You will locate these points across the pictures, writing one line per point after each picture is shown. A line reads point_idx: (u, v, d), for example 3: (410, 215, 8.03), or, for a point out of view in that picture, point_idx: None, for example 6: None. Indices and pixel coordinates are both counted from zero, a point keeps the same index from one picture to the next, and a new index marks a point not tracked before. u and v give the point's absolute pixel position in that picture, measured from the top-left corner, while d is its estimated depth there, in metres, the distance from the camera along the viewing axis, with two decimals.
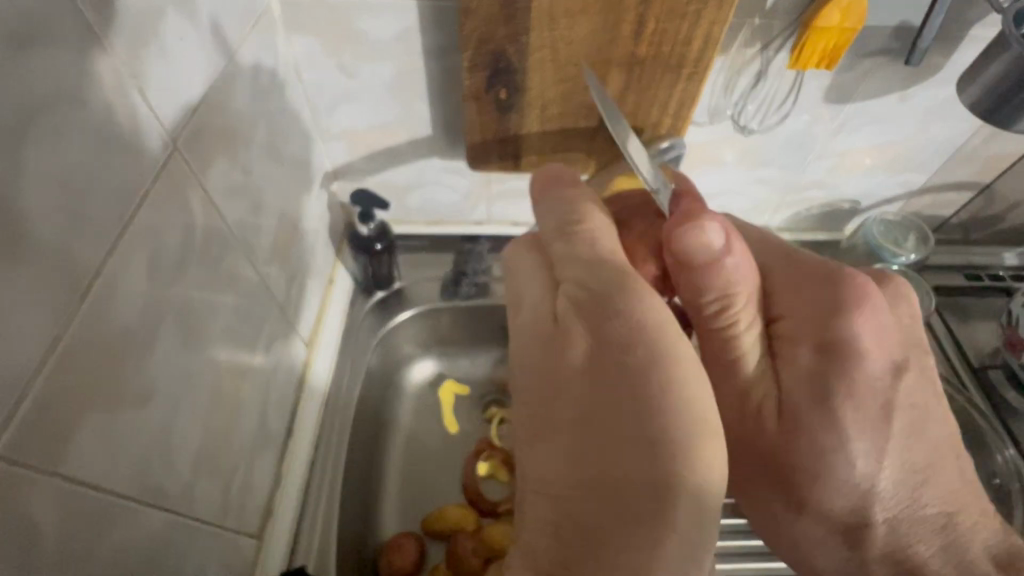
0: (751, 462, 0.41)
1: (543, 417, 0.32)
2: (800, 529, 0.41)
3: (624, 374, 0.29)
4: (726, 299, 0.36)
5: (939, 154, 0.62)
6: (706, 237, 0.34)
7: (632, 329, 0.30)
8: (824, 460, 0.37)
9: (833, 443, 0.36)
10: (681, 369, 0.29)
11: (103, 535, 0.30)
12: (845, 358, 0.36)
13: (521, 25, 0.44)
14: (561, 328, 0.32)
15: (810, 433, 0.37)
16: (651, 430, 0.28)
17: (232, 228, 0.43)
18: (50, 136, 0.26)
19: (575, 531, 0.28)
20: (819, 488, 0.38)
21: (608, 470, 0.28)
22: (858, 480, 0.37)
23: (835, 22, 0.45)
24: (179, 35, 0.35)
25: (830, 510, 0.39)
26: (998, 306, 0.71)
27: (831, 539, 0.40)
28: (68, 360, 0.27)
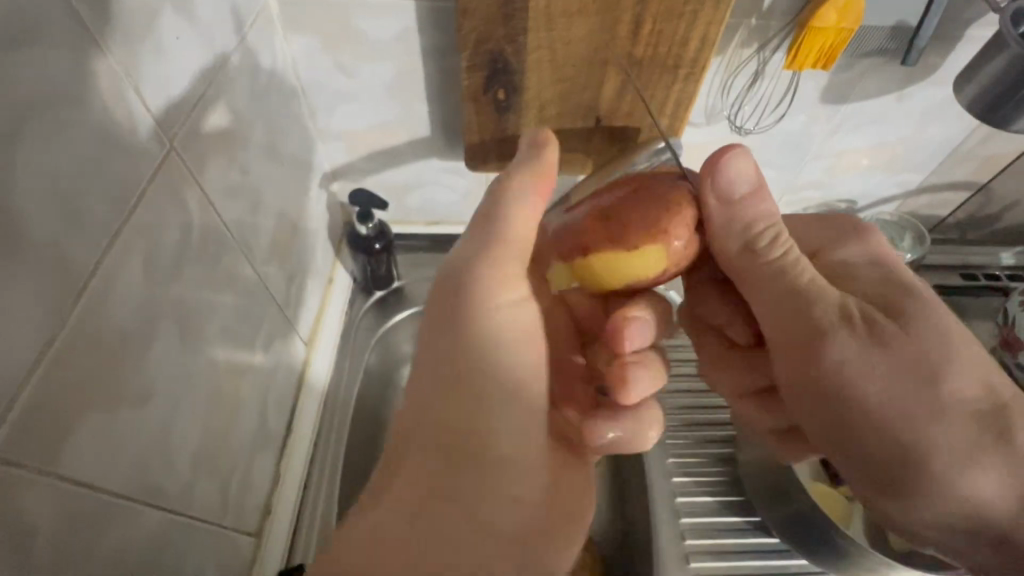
0: (878, 381, 0.37)
1: (416, 372, 0.42)
2: (938, 439, 0.37)
3: (467, 348, 0.40)
4: (774, 227, 0.37)
5: (936, 154, 0.62)
6: (740, 168, 0.35)
7: (468, 334, 0.40)
8: (940, 339, 0.37)
9: (938, 321, 0.38)
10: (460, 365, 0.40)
11: (99, 534, 0.30)
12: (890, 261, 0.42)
13: (519, 25, 0.44)
14: (445, 308, 0.41)
15: (915, 318, 0.38)
16: (481, 393, 0.39)
17: (231, 228, 0.43)
18: (44, 136, 0.26)
19: (437, 466, 0.38)
20: (945, 374, 0.37)
21: (457, 421, 0.39)
22: (974, 366, 0.38)
23: (832, 21, 0.45)
24: (175, 35, 0.35)
25: (959, 403, 0.37)
26: (995, 304, 0.71)
27: (972, 439, 0.37)
28: (64, 360, 0.27)
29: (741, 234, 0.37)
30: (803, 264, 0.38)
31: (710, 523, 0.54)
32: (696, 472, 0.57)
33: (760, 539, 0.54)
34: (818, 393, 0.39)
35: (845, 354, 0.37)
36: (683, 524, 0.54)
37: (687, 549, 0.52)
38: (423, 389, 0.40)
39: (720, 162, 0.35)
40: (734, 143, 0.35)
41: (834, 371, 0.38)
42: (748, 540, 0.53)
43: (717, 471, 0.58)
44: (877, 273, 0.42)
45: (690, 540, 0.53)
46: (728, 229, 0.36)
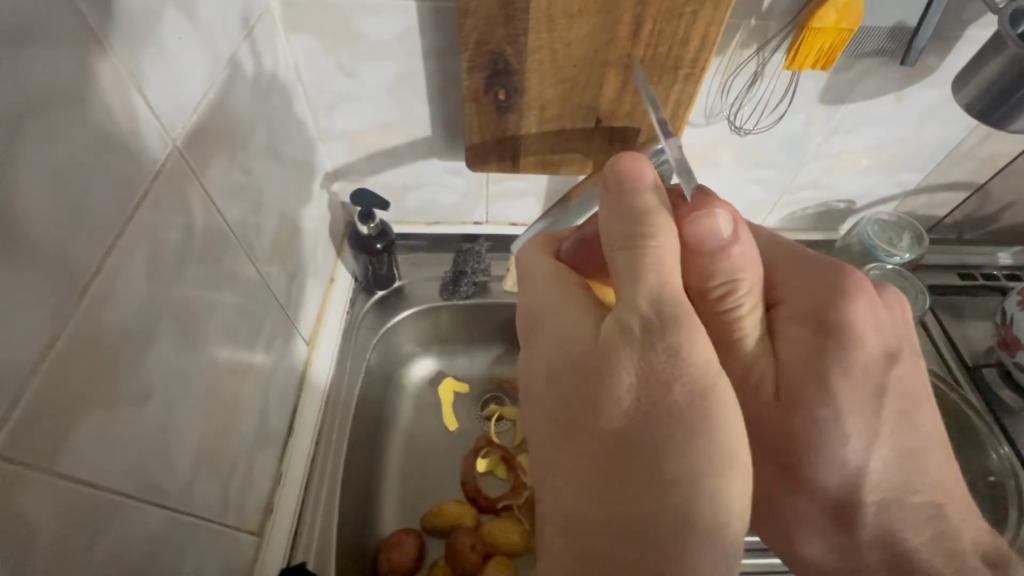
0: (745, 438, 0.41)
1: (562, 452, 0.31)
2: (790, 504, 0.41)
3: (665, 400, 0.28)
4: (732, 282, 0.34)
5: (934, 154, 0.63)
6: (712, 224, 0.33)
7: (665, 372, 0.28)
8: (817, 431, 0.37)
9: (827, 416, 0.36)
10: (660, 419, 0.28)
11: (101, 532, 0.31)
12: (840, 337, 0.36)
13: (519, 25, 0.44)
14: (599, 359, 0.30)
15: (808, 406, 0.37)
16: (692, 456, 0.28)
17: (232, 227, 0.43)
18: (45, 136, 0.26)
19: (608, 553, 0.28)
20: (813, 461, 0.38)
21: (655, 497, 0.28)
22: (857, 461, 0.38)
23: (831, 23, 0.45)
24: (176, 35, 0.35)
25: (821, 486, 0.39)
26: (993, 304, 0.71)
27: (815, 516, 0.41)
28: (66, 359, 0.27)
29: (694, 280, 0.35)
30: (744, 320, 0.36)
31: None
32: None
33: None
34: None
35: None
36: None
37: None
38: (596, 474, 0.29)
39: (691, 216, 0.34)
40: (709, 198, 0.34)
41: None
42: None
43: None
44: (817, 347, 0.36)
45: None
46: (688, 271, 0.35)
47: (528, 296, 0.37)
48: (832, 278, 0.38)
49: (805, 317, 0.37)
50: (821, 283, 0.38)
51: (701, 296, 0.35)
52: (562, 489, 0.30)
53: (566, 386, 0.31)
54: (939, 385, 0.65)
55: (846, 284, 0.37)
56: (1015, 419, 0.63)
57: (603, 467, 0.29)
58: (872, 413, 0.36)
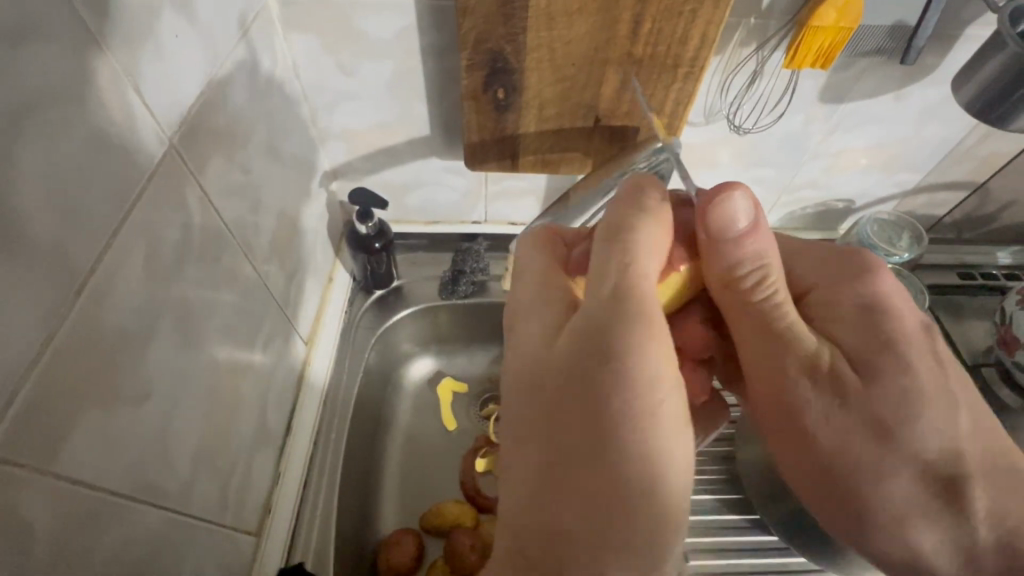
0: (836, 425, 0.39)
1: (517, 446, 0.34)
2: (884, 489, 0.39)
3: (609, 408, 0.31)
4: (762, 266, 0.37)
5: (934, 153, 0.63)
6: (736, 209, 0.36)
7: (605, 377, 0.31)
8: (903, 400, 0.38)
9: (908, 382, 0.38)
10: (597, 419, 0.31)
11: (99, 532, 0.30)
12: (882, 310, 0.39)
13: (519, 24, 0.44)
14: (562, 365, 0.33)
15: (888, 375, 0.38)
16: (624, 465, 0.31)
17: (230, 226, 0.43)
18: (39, 135, 0.25)
19: (545, 534, 0.31)
20: (909, 429, 0.38)
21: (588, 486, 0.31)
22: (940, 424, 0.38)
23: (831, 21, 0.45)
24: (174, 33, 0.34)
25: (916, 454, 0.38)
26: (991, 303, 0.71)
27: (914, 493, 0.39)
28: (64, 358, 0.27)
29: (722, 270, 0.38)
30: (786, 304, 0.38)
31: (708, 522, 0.54)
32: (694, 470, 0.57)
33: (756, 536, 0.54)
34: (781, 425, 0.41)
35: (806, 398, 0.39)
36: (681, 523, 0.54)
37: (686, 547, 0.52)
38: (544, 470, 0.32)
39: (711, 201, 0.36)
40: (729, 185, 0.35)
41: (793, 407, 0.39)
42: (744, 538, 0.54)
43: (716, 471, 0.58)
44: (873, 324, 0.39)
45: (690, 539, 0.53)
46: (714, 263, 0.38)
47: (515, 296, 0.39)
48: (850, 258, 0.42)
49: (849, 290, 0.41)
50: (839, 268, 0.42)
51: (734, 282, 0.38)
52: (513, 478, 0.34)
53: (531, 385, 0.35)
54: None
55: (866, 261, 0.41)
56: (1013, 419, 0.62)
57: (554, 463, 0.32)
58: (938, 373, 0.38)
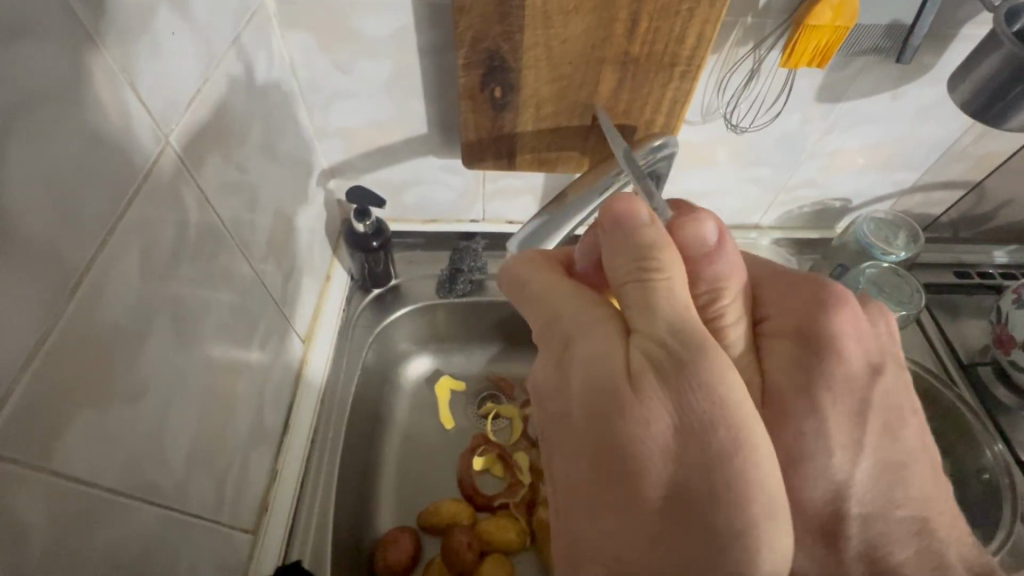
0: None
1: (597, 492, 0.29)
2: None
3: (708, 440, 0.27)
4: (717, 292, 0.35)
5: (931, 153, 0.63)
6: (691, 231, 0.34)
7: (704, 412, 0.27)
8: (800, 448, 0.35)
9: (814, 428, 0.35)
10: (701, 462, 0.27)
11: (94, 531, 0.30)
12: (820, 346, 0.35)
13: (515, 22, 0.44)
14: (628, 394, 0.28)
15: (792, 421, 0.35)
16: (741, 503, 0.26)
17: (226, 224, 0.43)
18: (36, 133, 0.25)
19: None
20: (800, 477, 0.35)
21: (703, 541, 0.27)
22: (839, 475, 0.35)
23: (827, 20, 0.45)
24: (169, 31, 0.34)
25: (808, 504, 0.36)
26: (987, 303, 0.72)
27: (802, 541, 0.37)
28: (61, 352, 0.27)
29: None
30: (728, 329, 0.36)
31: None
32: None
33: None
34: None
35: None
36: None
37: None
38: (641, 513, 0.28)
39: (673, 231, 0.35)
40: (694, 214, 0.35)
41: None
42: None
43: None
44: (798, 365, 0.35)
45: None
46: None
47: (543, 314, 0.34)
48: (811, 287, 0.37)
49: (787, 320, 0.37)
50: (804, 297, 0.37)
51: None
52: (597, 526, 0.29)
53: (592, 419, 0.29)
54: (935, 382, 0.64)
55: (830, 292, 0.37)
56: (1009, 417, 0.63)
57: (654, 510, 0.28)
58: (854, 424, 0.35)
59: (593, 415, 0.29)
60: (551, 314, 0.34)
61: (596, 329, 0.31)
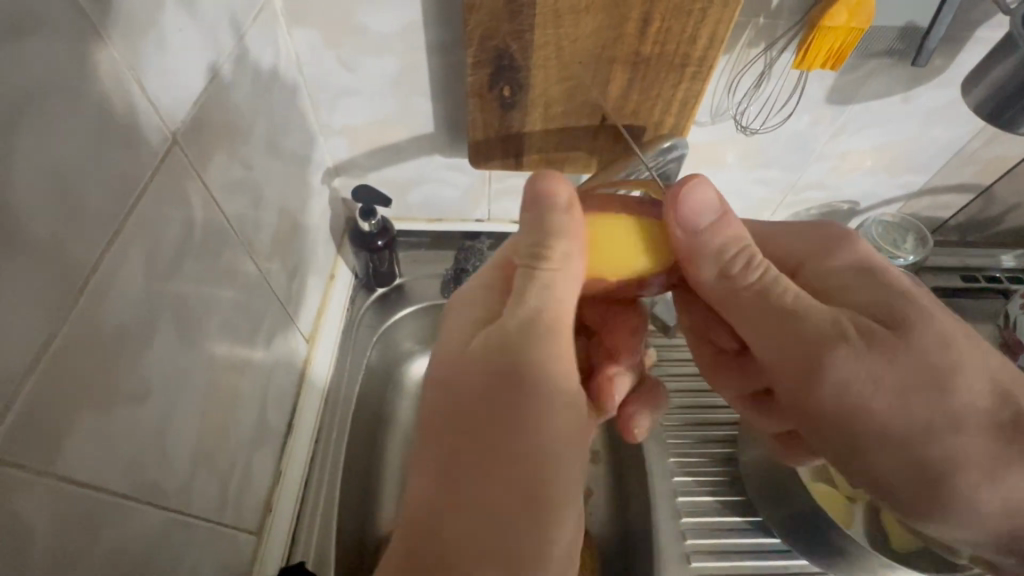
0: (886, 397, 0.34)
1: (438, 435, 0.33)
2: (962, 454, 0.34)
3: (515, 446, 0.32)
4: (745, 249, 0.37)
5: (941, 155, 0.62)
6: (702, 197, 0.35)
7: (536, 383, 0.32)
8: (943, 347, 0.34)
9: (943, 327, 0.34)
10: (530, 415, 0.32)
11: (98, 532, 0.30)
12: (875, 268, 0.38)
13: (525, 21, 0.44)
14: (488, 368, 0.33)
15: (917, 324, 0.34)
16: (540, 474, 0.32)
17: (232, 222, 0.43)
18: (42, 130, 0.25)
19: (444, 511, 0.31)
20: (957, 381, 0.34)
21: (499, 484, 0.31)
22: (986, 368, 0.34)
23: (842, 22, 0.44)
24: (176, 27, 0.34)
25: (977, 412, 0.33)
26: (995, 307, 0.71)
27: (999, 455, 0.33)
28: (66, 354, 0.27)
29: (711, 262, 0.37)
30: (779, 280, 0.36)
31: (709, 523, 0.53)
32: (695, 471, 0.56)
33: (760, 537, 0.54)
34: (826, 416, 0.36)
35: (846, 374, 0.34)
36: (683, 523, 0.53)
37: (686, 548, 0.52)
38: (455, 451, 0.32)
39: (679, 194, 0.35)
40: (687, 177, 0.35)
41: (834, 393, 0.35)
42: (747, 541, 0.53)
43: (719, 471, 0.57)
44: (866, 284, 0.37)
45: (690, 539, 0.52)
46: (696, 261, 0.37)
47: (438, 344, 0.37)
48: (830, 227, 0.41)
49: (836, 255, 0.40)
50: (816, 237, 0.41)
51: (733, 284, 0.37)
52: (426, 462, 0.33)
53: (436, 431, 0.33)
54: None
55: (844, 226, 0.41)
56: None
57: (472, 527, 0.30)
58: (957, 318, 0.36)
59: (450, 378, 0.34)
60: (459, 324, 0.37)
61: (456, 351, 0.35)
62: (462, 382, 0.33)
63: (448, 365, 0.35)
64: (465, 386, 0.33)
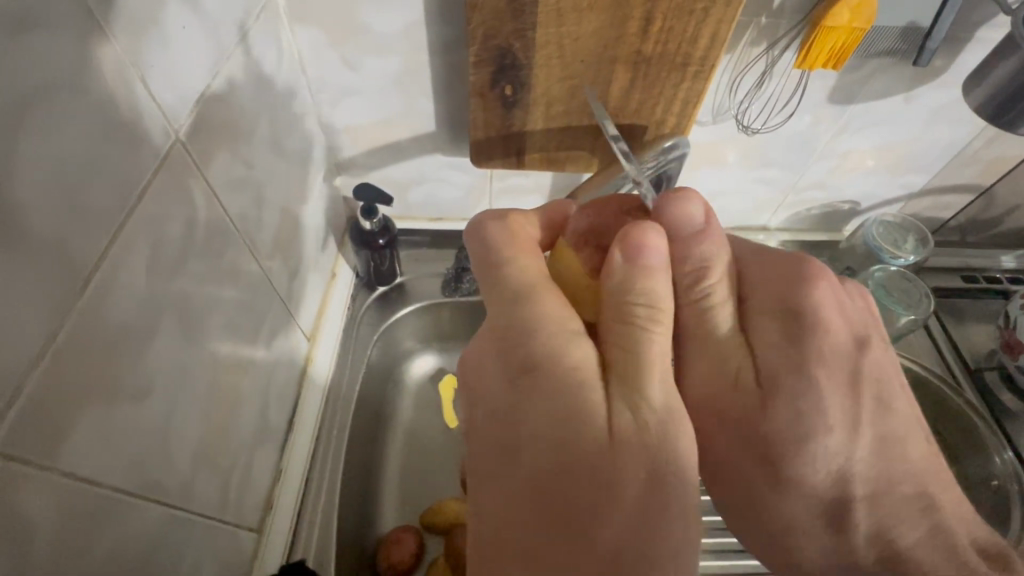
0: (727, 441, 0.38)
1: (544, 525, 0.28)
2: (780, 506, 0.39)
3: (641, 550, 0.27)
4: (705, 269, 0.37)
5: (942, 155, 0.62)
6: (688, 211, 0.37)
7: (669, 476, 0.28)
8: (799, 422, 0.36)
9: (811, 404, 0.36)
10: (660, 517, 0.27)
11: (101, 528, 0.30)
12: (805, 324, 0.36)
13: (528, 20, 0.44)
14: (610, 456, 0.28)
15: (790, 392, 0.36)
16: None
17: (234, 221, 0.43)
18: (44, 126, 0.25)
19: None
20: (800, 455, 0.37)
21: None
22: (840, 449, 0.37)
23: (844, 21, 0.45)
24: (179, 24, 0.34)
25: (810, 481, 0.37)
26: (995, 307, 0.71)
27: (808, 513, 0.39)
28: (69, 350, 0.27)
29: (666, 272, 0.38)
30: (713, 311, 0.37)
31: None
32: None
33: None
34: None
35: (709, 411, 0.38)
36: None
37: None
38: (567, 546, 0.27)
39: (669, 202, 0.37)
40: (684, 190, 0.37)
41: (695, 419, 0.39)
42: None
43: None
44: (781, 333, 0.37)
45: None
46: None
47: (519, 383, 0.30)
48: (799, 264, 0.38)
49: (793, 296, 0.37)
50: (782, 272, 0.38)
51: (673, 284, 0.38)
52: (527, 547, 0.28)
53: (541, 515, 0.28)
54: (942, 385, 0.65)
55: (810, 268, 0.38)
56: (1015, 423, 0.62)
57: None
58: (849, 398, 0.37)
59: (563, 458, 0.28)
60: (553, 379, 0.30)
61: (565, 422, 0.29)
62: (576, 463, 0.28)
63: (559, 442, 0.28)
64: (582, 471, 0.28)
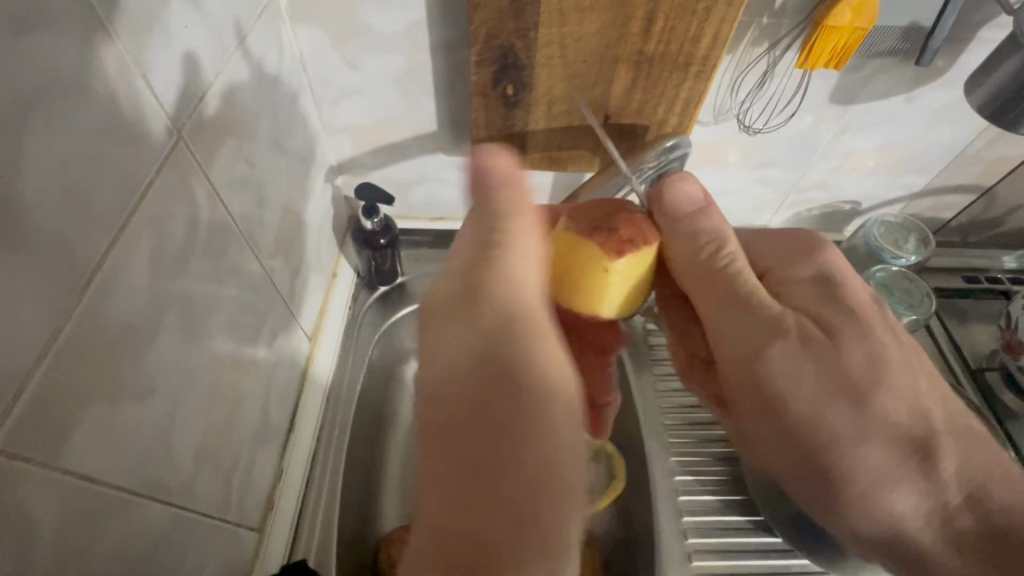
0: (810, 392, 0.40)
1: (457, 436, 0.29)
2: (863, 456, 0.40)
3: (533, 460, 0.29)
4: (721, 240, 0.41)
5: (943, 155, 0.62)
6: (686, 190, 0.42)
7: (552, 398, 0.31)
8: (872, 363, 0.40)
9: (874, 348, 0.40)
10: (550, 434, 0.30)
11: (102, 526, 0.30)
12: (833, 278, 0.44)
13: (530, 19, 0.44)
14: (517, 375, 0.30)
15: (850, 336, 0.41)
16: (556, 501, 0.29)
17: (236, 220, 0.43)
18: (47, 125, 0.25)
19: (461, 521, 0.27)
20: (881, 393, 0.40)
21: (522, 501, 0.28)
22: (904, 390, 0.40)
23: (845, 22, 0.45)
24: (182, 23, 0.34)
25: (886, 421, 0.40)
26: (996, 308, 0.71)
27: (893, 460, 0.40)
28: (71, 349, 0.27)
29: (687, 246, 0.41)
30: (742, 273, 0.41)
31: (708, 521, 0.53)
32: (697, 471, 0.56)
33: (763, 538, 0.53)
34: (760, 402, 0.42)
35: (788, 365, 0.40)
36: (684, 522, 0.53)
37: (687, 547, 0.52)
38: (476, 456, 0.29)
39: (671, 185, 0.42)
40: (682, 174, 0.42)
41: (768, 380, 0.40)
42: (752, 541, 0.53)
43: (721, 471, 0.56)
44: (821, 291, 0.43)
45: (692, 538, 0.52)
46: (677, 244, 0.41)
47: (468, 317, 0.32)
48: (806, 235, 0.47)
49: (805, 265, 0.45)
50: (789, 244, 0.46)
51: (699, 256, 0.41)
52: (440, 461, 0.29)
53: (450, 432, 0.29)
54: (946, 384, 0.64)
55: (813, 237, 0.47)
56: (1016, 423, 0.62)
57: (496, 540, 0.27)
58: (895, 341, 0.42)
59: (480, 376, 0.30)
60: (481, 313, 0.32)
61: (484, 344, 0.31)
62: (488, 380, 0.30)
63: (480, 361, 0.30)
64: (493, 388, 0.30)
